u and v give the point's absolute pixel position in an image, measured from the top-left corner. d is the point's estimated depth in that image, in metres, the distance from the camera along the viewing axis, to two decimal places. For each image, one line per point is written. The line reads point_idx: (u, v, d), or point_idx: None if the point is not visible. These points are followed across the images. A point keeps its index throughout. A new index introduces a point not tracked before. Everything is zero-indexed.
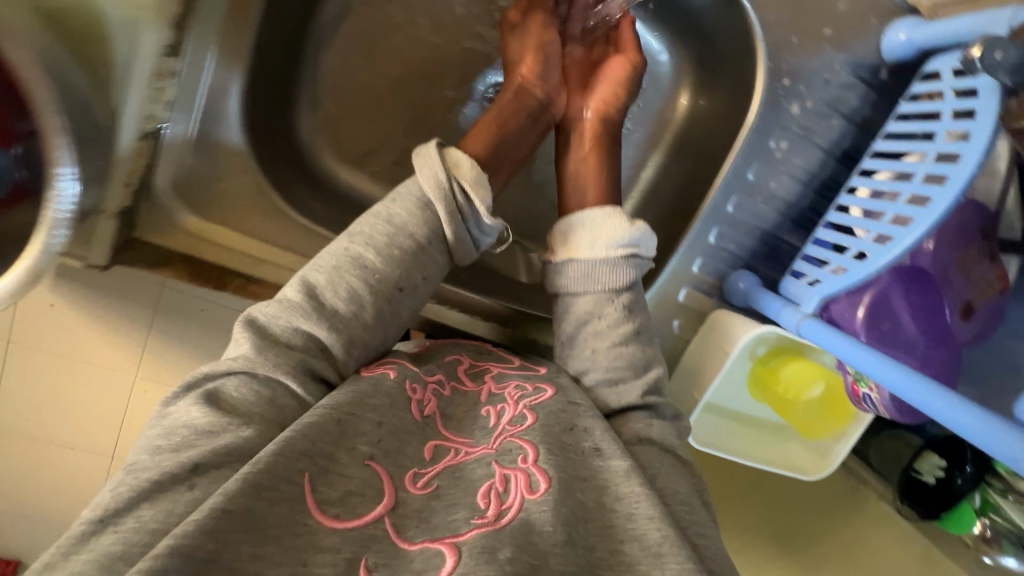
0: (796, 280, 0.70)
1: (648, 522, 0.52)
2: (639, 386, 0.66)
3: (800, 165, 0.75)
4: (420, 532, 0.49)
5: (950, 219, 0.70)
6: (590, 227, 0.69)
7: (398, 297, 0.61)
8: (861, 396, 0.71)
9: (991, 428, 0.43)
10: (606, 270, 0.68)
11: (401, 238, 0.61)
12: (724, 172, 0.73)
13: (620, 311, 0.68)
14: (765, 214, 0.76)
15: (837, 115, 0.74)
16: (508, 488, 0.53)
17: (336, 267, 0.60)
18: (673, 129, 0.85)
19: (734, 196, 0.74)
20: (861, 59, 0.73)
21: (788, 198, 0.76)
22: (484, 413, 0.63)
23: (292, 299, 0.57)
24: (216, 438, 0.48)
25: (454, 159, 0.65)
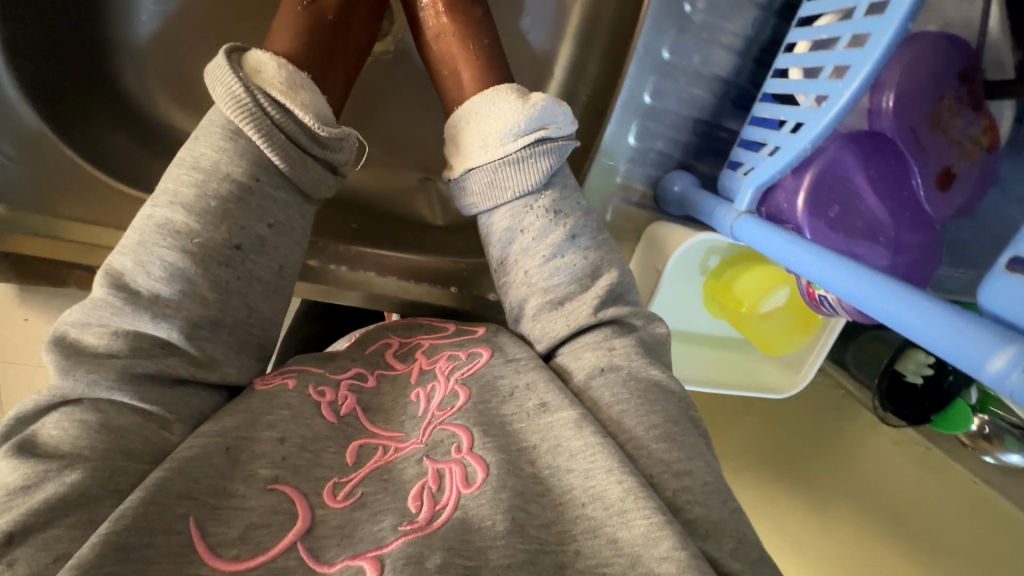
0: (735, 173, 0.66)
1: (609, 477, 0.36)
2: (590, 304, 0.49)
3: (734, 33, 0.67)
4: (339, 547, 0.36)
5: (918, 65, 0.59)
6: (479, 121, 0.53)
7: (240, 258, 0.47)
8: (818, 299, 0.65)
9: (954, 330, 0.36)
10: (510, 169, 0.51)
11: (213, 183, 0.47)
12: (635, 55, 0.66)
13: (547, 217, 0.52)
14: (694, 99, 0.70)
15: None
16: (444, 481, 0.38)
17: (141, 243, 0.45)
18: (576, 19, 0.75)
19: (652, 84, 0.68)
20: None
21: (721, 73, 0.69)
22: (412, 399, 0.46)
23: (98, 299, 0.44)
24: (35, 492, 0.36)
25: (253, 65, 0.50)
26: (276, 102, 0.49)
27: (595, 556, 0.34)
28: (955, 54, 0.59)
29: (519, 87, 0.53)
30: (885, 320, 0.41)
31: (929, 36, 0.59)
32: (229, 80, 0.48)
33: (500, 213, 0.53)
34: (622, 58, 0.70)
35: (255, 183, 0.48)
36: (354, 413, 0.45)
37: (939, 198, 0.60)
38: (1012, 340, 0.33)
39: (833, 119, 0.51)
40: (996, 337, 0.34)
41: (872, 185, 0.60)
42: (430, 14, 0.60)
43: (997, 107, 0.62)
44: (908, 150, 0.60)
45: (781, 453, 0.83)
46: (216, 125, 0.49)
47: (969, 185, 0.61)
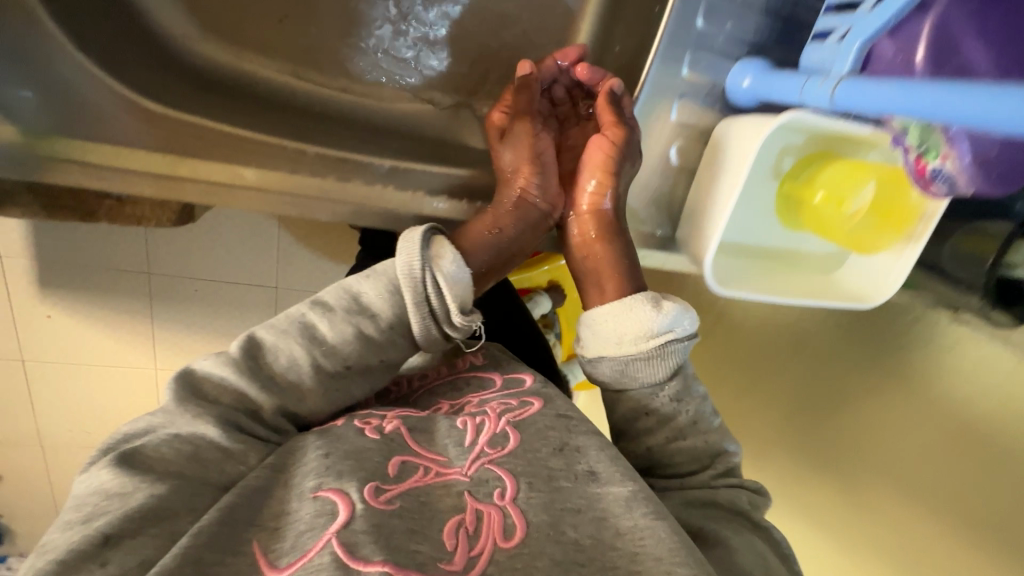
0: (822, 43, 0.53)
1: (658, 566, 0.32)
2: (708, 475, 0.45)
3: None
4: (367, 532, 0.30)
5: None
6: (611, 317, 0.47)
7: (346, 378, 0.42)
8: (929, 176, 0.50)
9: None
10: (642, 363, 0.45)
11: (363, 320, 0.42)
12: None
13: (673, 405, 0.46)
14: None
15: None
16: (482, 527, 0.32)
17: (278, 328, 0.42)
18: None
19: None
20: None
21: None
22: (459, 426, 0.39)
23: (224, 353, 0.41)
24: (125, 501, 0.32)
25: (438, 248, 0.45)
26: (443, 296, 0.43)
27: None
28: None
29: (655, 295, 0.47)
30: None
31: None
32: (404, 273, 0.43)
33: (627, 397, 0.46)
34: None
35: (384, 347, 0.43)
36: (398, 433, 0.38)
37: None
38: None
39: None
40: None
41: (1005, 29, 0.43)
42: (583, 233, 0.55)
43: None
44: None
45: (784, 404, 0.76)
46: (386, 272, 0.44)
47: None
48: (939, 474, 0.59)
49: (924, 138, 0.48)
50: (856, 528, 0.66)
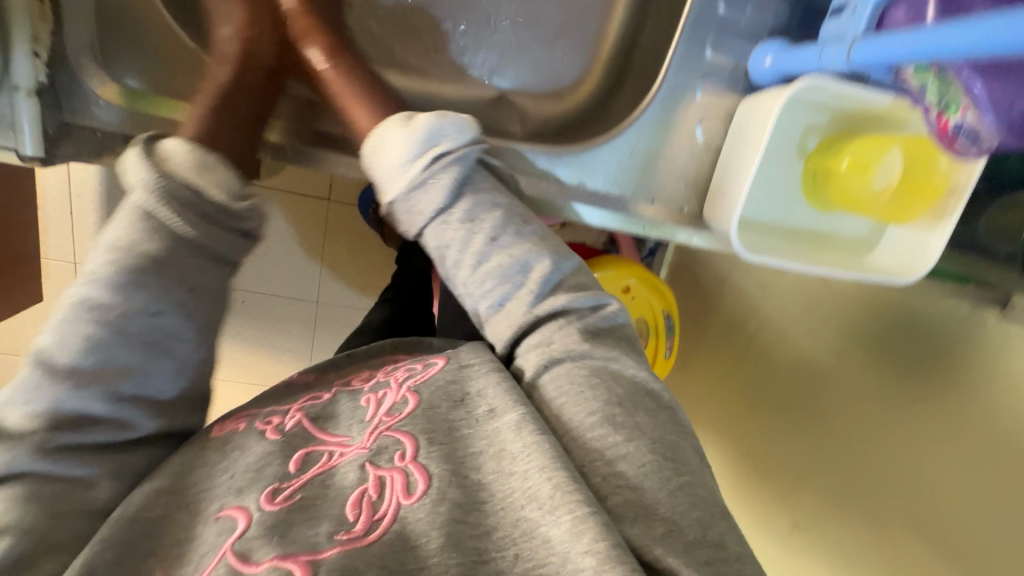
0: (838, 17, 0.56)
1: (541, 475, 0.36)
2: (525, 300, 0.44)
3: None
4: (261, 537, 0.32)
5: None
6: (382, 152, 0.46)
7: (159, 325, 0.41)
8: (953, 133, 0.52)
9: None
10: (416, 192, 0.45)
11: (130, 257, 0.40)
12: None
13: (466, 227, 0.45)
14: None
15: None
16: (386, 491, 0.35)
17: (59, 320, 0.39)
18: None
19: None
20: None
21: None
22: (362, 406, 0.42)
23: (22, 377, 0.38)
24: None
25: (162, 150, 0.43)
26: (191, 185, 0.42)
27: (532, 558, 0.33)
28: None
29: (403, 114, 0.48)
30: None
31: None
32: (136, 189, 0.41)
33: (428, 236, 0.46)
34: None
35: (168, 257, 0.41)
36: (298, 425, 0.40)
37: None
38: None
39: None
40: None
41: None
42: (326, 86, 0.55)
43: None
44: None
45: (794, 417, 0.75)
46: (129, 205, 0.41)
47: None
48: (941, 506, 0.57)
49: (944, 92, 0.50)
50: (828, 527, 0.68)
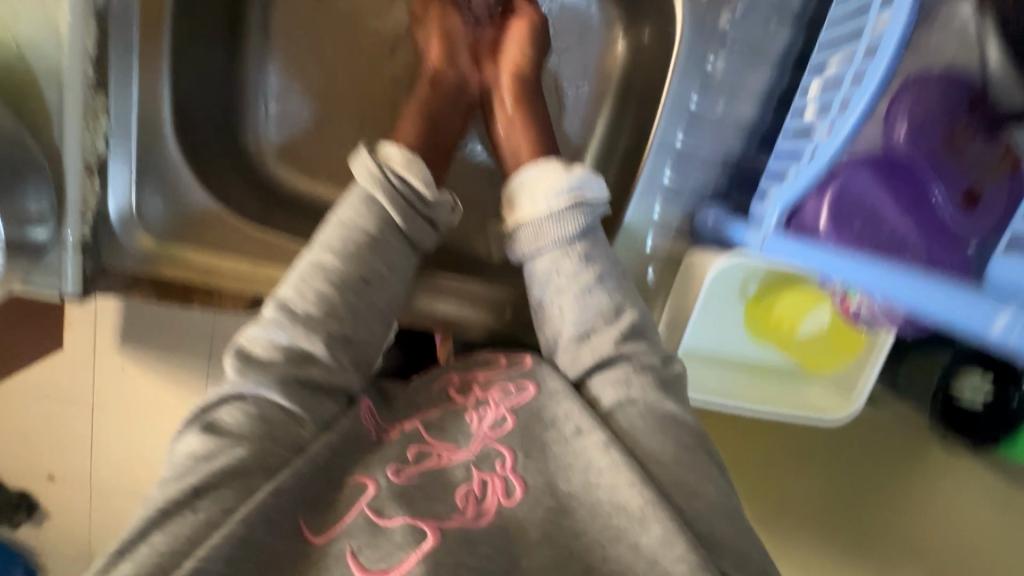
0: (761, 201, 0.61)
1: (631, 489, 0.35)
2: (611, 336, 0.47)
3: (756, 81, 0.65)
4: (393, 500, 0.35)
5: (925, 92, 0.57)
6: (529, 186, 0.54)
7: (367, 291, 0.51)
8: (853, 313, 0.62)
9: (963, 304, 0.38)
10: (551, 221, 0.51)
11: (353, 235, 0.51)
12: (664, 99, 0.65)
13: (580, 263, 0.50)
14: (724, 142, 0.67)
15: (777, 16, 0.63)
16: (487, 491, 0.36)
17: (297, 277, 0.49)
18: (616, 72, 0.73)
19: (682, 127, 0.66)
20: None
21: (747, 120, 0.66)
22: (466, 420, 0.43)
23: (268, 317, 0.47)
24: (212, 461, 0.38)
25: (382, 152, 0.56)
26: (403, 180, 0.55)
27: (619, 561, 0.33)
28: (961, 85, 0.57)
29: (566, 157, 0.55)
30: (954, 325, 0.39)
31: (932, 74, 0.57)
32: (365, 178, 0.54)
33: (542, 257, 0.52)
34: (656, 88, 0.67)
35: (379, 234, 0.52)
36: (414, 429, 0.42)
37: (966, 219, 0.55)
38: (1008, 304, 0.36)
39: (855, 124, 0.47)
40: (998, 303, 0.36)
41: (895, 202, 0.56)
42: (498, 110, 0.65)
43: None
44: (923, 173, 0.57)
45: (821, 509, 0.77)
46: (353, 194, 0.54)
47: (1001, 203, 0.55)
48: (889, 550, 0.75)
49: None
50: None
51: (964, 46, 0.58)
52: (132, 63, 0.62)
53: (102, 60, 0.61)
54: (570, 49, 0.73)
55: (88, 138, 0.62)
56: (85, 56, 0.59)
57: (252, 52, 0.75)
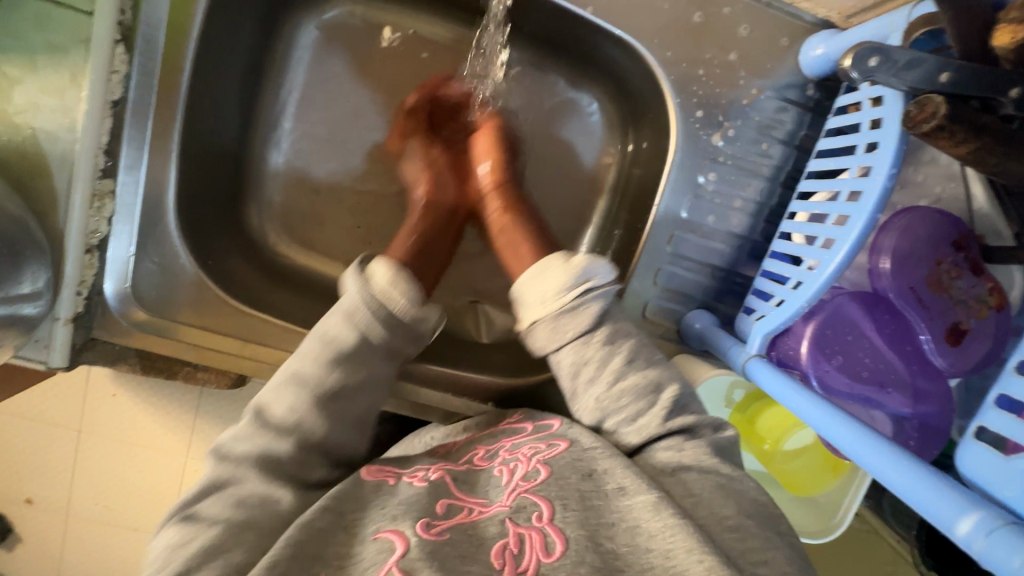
0: (747, 317, 0.64)
1: (688, 556, 0.35)
2: (660, 415, 0.47)
3: (747, 196, 0.70)
4: (422, 560, 0.35)
5: (917, 227, 0.60)
6: (536, 282, 0.54)
7: (343, 398, 0.51)
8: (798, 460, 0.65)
9: (932, 494, 0.37)
10: (566, 316, 0.52)
11: (334, 347, 0.52)
12: (655, 213, 0.69)
13: (606, 348, 0.51)
14: (715, 249, 0.71)
15: (769, 139, 0.68)
16: (524, 547, 0.36)
17: (277, 385, 0.51)
18: (612, 173, 0.80)
19: (675, 234, 0.70)
20: (782, 82, 0.67)
21: (737, 231, 0.70)
22: (496, 475, 0.44)
23: (244, 421, 0.49)
24: (188, 545, 0.40)
25: (371, 270, 0.55)
26: (388, 297, 0.54)
27: None
28: (950, 223, 0.61)
29: (563, 251, 0.56)
30: (908, 499, 0.39)
31: (925, 208, 0.61)
32: (350, 297, 0.54)
33: (564, 353, 0.52)
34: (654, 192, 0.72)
35: (359, 347, 0.52)
36: (442, 481, 0.44)
37: (951, 352, 0.59)
38: (977, 506, 0.36)
39: (832, 274, 0.51)
40: (965, 503, 0.36)
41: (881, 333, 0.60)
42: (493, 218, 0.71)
43: (1006, 273, 0.62)
44: (912, 309, 0.60)
45: None
46: (340, 307, 0.54)
47: (983, 342, 0.60)
48: None
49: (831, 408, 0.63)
50: None
51: (951, 183, 0.64)
52: (145, 140, 0.62)
53: (114, 150, 0.62)
54: (573, 153, 0.80)
55: (92, 220, 0.63)
56: (98, 148, 0.61)
57: (264, 130, 0.76)
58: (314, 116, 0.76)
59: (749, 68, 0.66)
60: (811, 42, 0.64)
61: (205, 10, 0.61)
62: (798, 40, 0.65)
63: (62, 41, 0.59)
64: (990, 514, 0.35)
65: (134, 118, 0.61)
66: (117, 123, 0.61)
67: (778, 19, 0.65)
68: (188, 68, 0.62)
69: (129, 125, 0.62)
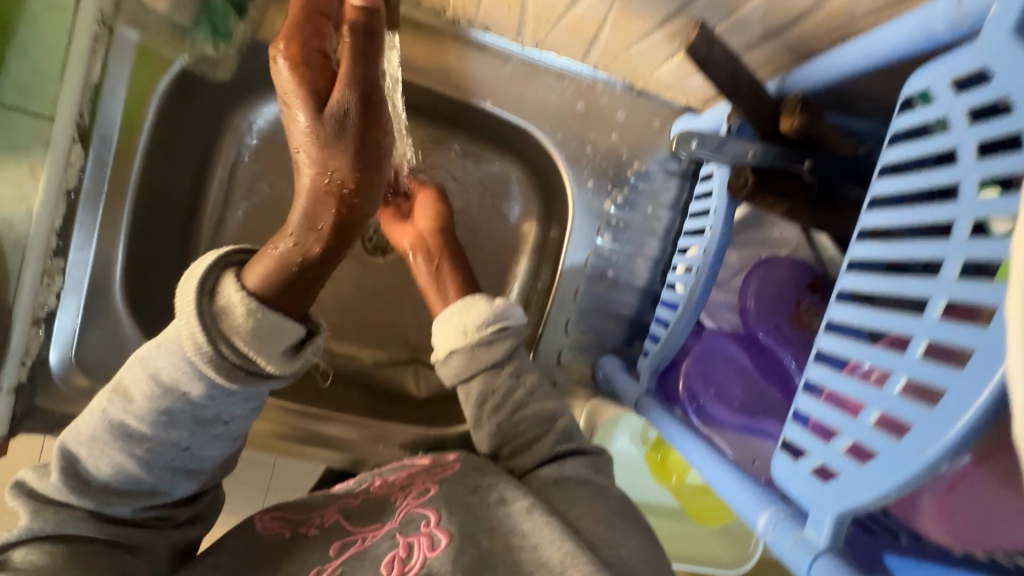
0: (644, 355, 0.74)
1: (551, 545, 0.40)
2: (549, 442, 0.53)
3: (642, 252, 0.80)
4: None
5: (775, 274, 0.71)
6: (460, 316, 0.56)
7: (184, 456, 0.48)
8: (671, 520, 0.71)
9: (747, 499, 0.49)
10: (483, 348, 0.55)
11: (168, 402, 0.44)
12: (561, 272, 0.79)
13: (512, 379, 0.56)
14: (618, 300, 0.80)
15: (655, 204, 0.79)
16: (413, 550, 0.41)
17: (95, 437, 0.46)
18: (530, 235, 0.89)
19: (580, 290, 0.79)
20: (660, 155, 0.78)
21: (637, 283, 0.80)
22: (391, 502, 0.49)
23: (57, 480, 0.47)
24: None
25: (221, 302, 0.42)
26: (240, 350, 0.42)
27: None
28: (804, 269, 0.72)
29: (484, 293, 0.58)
30: (735, 505, 0.50)
31: (782, 258, 0.72)
32: (190, 349, 0.42)
33: (475, 382, 0.56)
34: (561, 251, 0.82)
35: (200, 404, 0.44)
36: (337, 521, 0.48)
37: None
38: (771, 504, 0.47)
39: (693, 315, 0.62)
40: (765, 503, 0.47)
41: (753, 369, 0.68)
42: (430, 257, 0.70)
43: None
44: (778, 345, 0.69)
45: None
46: (172, 342, 0.43)
47: None
48: None
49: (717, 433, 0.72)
50: None
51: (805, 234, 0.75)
52: (99, 220, 0.70)
53: (66, 233, 0.69)
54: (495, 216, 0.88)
55: (40, 294, 0.68)
56: (50, 231, 0.68)
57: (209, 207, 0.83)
58: (257, 193, 0.83)
59: (629, 144, 0.78)
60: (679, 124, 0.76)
61: (156, 110, 0.71)
62: (669, 122, 0.78)
63: (23, 142, 0.69)
64: (778, 509, 0.46)
65: (87, 204, 0.69)
66: (66, 209, 0.69)
67: (652, 104, 0.77)
68: (139, 158, 0.71)
69: (82, 210, 0.69)
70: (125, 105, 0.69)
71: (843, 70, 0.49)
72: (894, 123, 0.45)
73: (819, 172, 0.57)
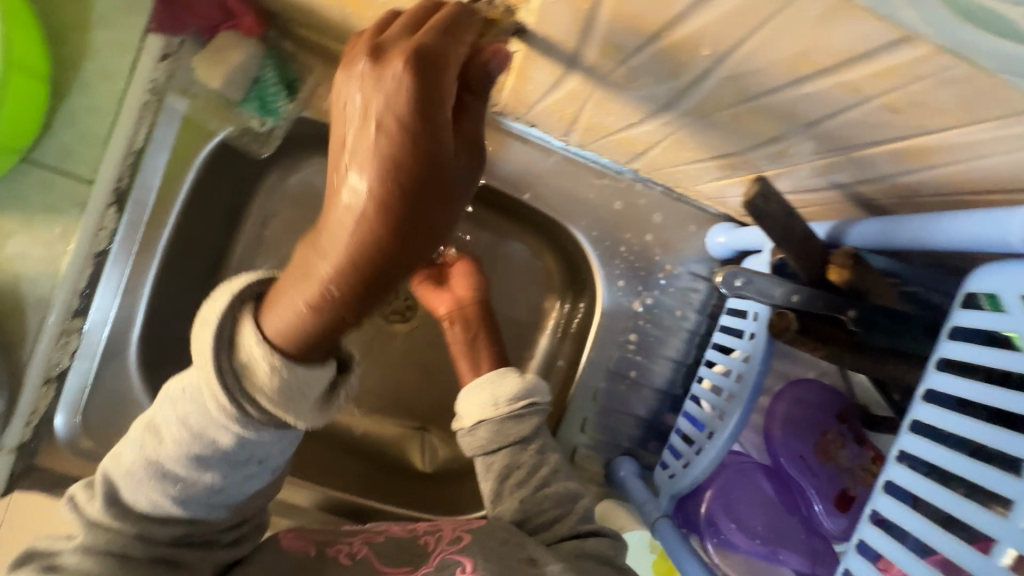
0: (662, 470, 0.72)
1: None
2: (573, 519, 0.52)
3: (667, 355, 0.79)
4: None
5: (804, 396, 0.70)
6: (489, 388, 0.55)
7: (218, 493, 0.49)
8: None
9: None
10: (510, 421, 0.54)
11: (199, 448, 0.45)
12: (583, 366, 0.79)
13: (536, 455, 0.54)
14: (639, 401, 0.79)
15: (682, 308, 0.80)
16: None
17: (133, 469, 0.47)
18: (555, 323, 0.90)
19: (601, 387, 0.78)
20: (693, 259, 0.80)
21: (659, 384, 0.79)
22: (422, 543, 0.54)
23: (100, 502, 0.48)
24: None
25: (243, 356, 0.42)
26: (262, 408, 0.44)
27: None
28: (833, 396, 0.70)
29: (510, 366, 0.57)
30: None
31: (811, 381, 0.71)
32: (213, 406, 0.43)
33: (499, 456, 0.54)
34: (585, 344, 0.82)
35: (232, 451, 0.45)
36: (367, 556, 0.53)
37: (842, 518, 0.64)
38: None
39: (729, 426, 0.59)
40: None
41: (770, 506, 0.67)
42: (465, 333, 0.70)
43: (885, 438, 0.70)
44: (800, 475, 0.67)
45: None
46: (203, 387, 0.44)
47: None
48: None
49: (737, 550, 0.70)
50: None
51: None
52: (114, 282, 0.70)
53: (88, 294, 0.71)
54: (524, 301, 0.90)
55: (56, 354, 0.70)
56: (74, 293, 0.71)
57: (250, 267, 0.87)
58: None
59: (662, 247, 0.80)
60: (715, 232, 0.78)
61: (193, 180, 0.72)
62: (705, 228, 0.80)
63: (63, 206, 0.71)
64: None
65: (115, 260, 0.70)
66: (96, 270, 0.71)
67: (688, 211, 0.80)
68: (169, 227, 0.72)
69: (107, 271, 0.70)
70: (163, 172, 0.70)
71: (902, 248, 0.49)
72: (954, 316, 0.45)
73: (868, 324, 0.56)
